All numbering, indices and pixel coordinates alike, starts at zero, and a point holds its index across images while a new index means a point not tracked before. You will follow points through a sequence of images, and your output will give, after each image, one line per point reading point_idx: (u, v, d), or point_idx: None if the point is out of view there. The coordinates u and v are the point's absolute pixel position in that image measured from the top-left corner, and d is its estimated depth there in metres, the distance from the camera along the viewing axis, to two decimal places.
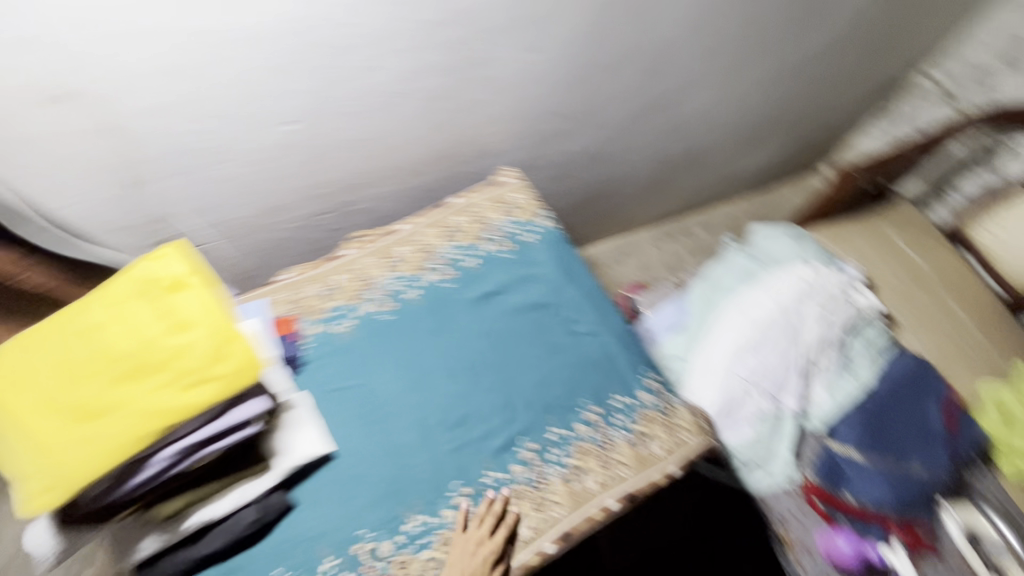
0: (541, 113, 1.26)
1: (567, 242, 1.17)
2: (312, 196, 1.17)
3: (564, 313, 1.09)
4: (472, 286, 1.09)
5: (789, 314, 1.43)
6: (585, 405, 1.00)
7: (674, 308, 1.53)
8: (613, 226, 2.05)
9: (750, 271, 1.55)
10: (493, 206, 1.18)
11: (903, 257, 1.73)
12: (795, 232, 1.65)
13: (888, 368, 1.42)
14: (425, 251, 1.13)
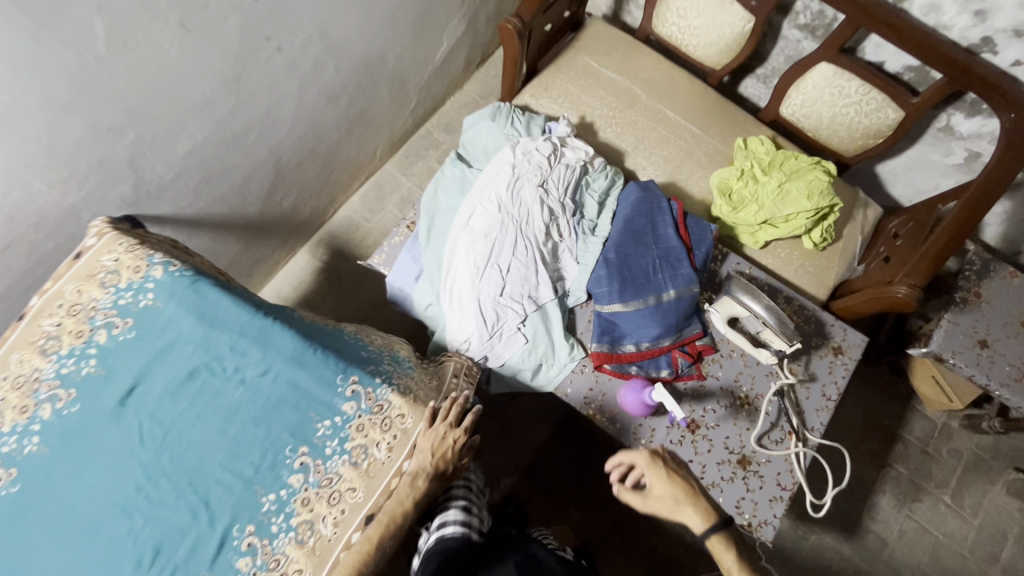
0: (82, 143, 0.96)
1: (194, 279, 0.96)
2: None
3: (226, 365, 0.91)
4: (105, 394, 0.89)
5: (509, 208, 1.34)
6: (289, 452, 0.88)
7: (409, 252, 1.39)
8: (338, 179, 1.81)
9: (465, 176, 1.42)
10: (87, 283, 0.95)
11: (607, 84, 1.67)
12: (496, 109, 1.50)
13: (620, 209, 1.42)
14: (25, 383, 0.89)
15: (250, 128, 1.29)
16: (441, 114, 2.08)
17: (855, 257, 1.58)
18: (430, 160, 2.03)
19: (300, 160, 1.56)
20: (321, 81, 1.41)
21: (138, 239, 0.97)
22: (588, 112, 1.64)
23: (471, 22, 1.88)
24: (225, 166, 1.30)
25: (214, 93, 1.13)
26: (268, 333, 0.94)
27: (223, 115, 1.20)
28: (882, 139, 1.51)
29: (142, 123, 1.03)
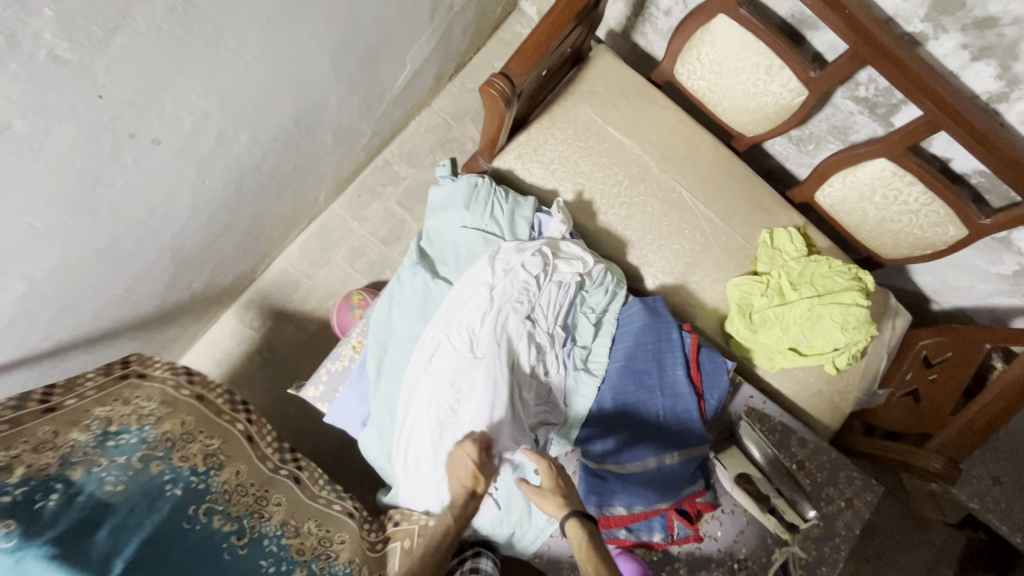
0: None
1: (20, 552, 0.64)
2: None
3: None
4: None
5: (485, 344, 1.05)
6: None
7: (354, 388, 1.10)
8: (269, 236, 1.44)
9: (428, 291, 1.11)
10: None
11: (613, 147, 1.33)
12: (471, 192, 1.16)
13: (622, 336, 1.16)
14: None
15: (128, 235, 0.93)
16: (403, 140, 1.69)
17: (876, 377, 1.38)
18: (388, 199, 1.66)
19: (212, 238, 1.19)
20: (234, 154, 1.03)
21: None
22: (587, 184, 1.31)
23: (444, 35, 1.46)
24: (93, 285, 0.94)
25: (53, 221, 0.77)
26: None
27: (77, 237, 0.83)
28: (930, 252, 1.28)
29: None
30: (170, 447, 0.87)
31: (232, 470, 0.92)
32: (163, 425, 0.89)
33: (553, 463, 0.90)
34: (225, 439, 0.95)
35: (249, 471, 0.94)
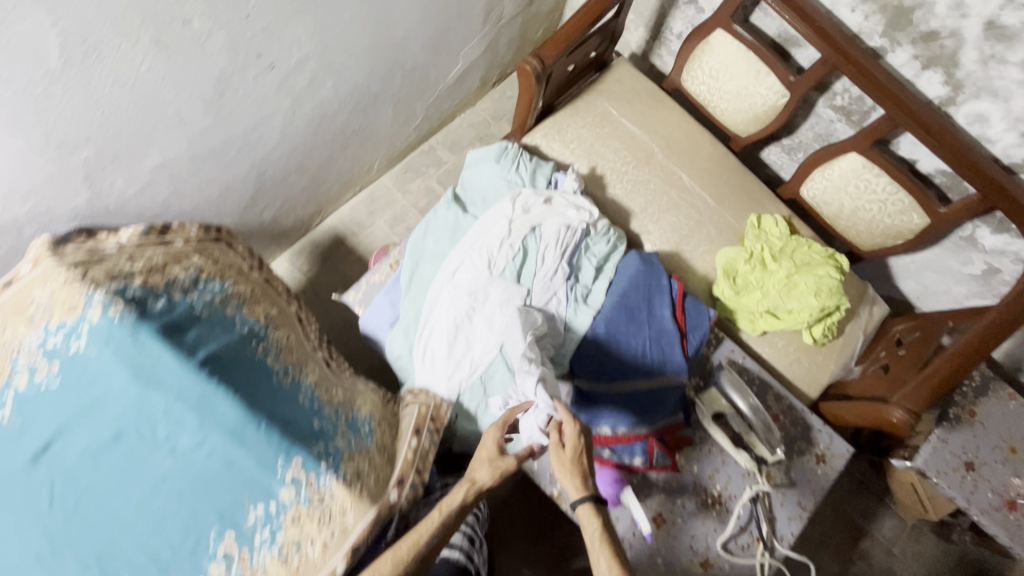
0: (30, 156, 0.86)
1: (136, 327, 0.86)
2: None
3: (157, 431, 0.83)
4: (17, 448, 0.80)
5: (500, 266, 1.26)
6: (212, 539, 0.81)
7: (388, 296, 1.30)
8: (328, 191, 1.71)
9: (457, 222, 1.33)
10: (17, 316, 0.86)
11: (624, 135, 1.57)
12: (502, 150, 1.40)
13: (617, 279, 1.34)
14: None
15: (232, 142, 1.19)
16: (448, 130, 1.97)
17: (853, 356, 1.51)
18: (429, 178, 1.92)
19: (287, 173, 1.45)
20: (319, 97, 1.30)
21: (80, 271, 0.87)
22: (600, 162, 1.54)
23: (492, 42, 1.77)
24: (199, 180, 1.20)
25: (192, 109, 1.03)
26: (211, 400, 0.85)
27: (201, 130, 1.09)
28: (901, 241, 1.44)
29: (102, 136, 0.93)
30: (243, 301, 1.07)
31: (285, 332, 1.11)
32: (238, 284, 1.10)
33: (584, 445, 1.00)
34: (281, 311, 1.16)
35: (297, 336, 1.14)
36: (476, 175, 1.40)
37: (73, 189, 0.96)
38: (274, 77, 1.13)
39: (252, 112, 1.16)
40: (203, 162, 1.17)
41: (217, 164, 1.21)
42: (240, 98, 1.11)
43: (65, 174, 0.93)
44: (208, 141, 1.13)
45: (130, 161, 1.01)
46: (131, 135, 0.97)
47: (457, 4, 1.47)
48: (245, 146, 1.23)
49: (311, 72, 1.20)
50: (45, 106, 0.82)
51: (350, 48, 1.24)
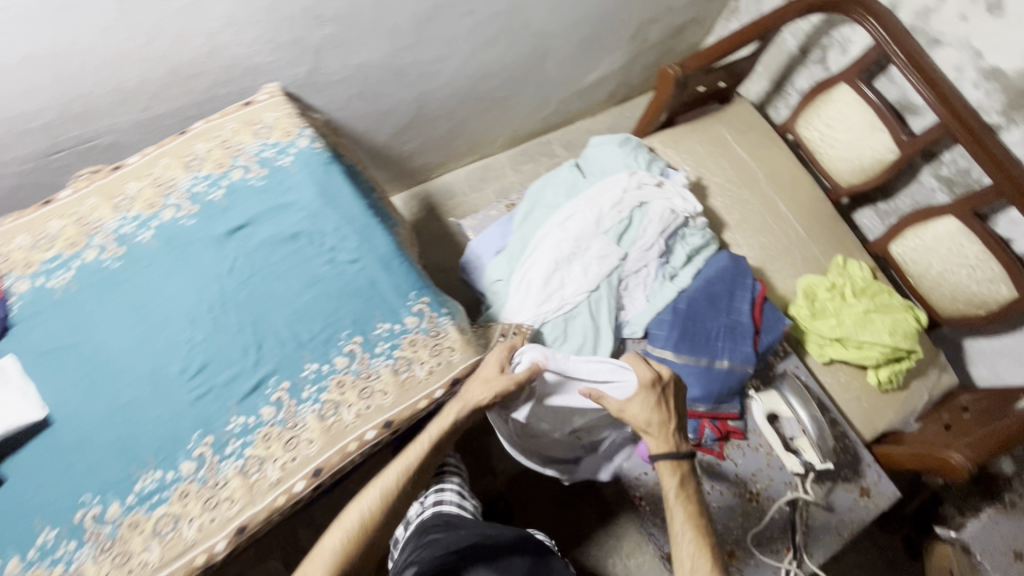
0: (293, 16, 1.10)
1: (328, 162, 1.06)
2: (20, 134, 1.01)
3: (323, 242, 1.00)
4: (219, 220, 0.99)
5: (605, 226, 1.41)
6: (342, 337, 0.95)
7: (500, 229, 1.48)
8: (457, 149, 1.93)
9: (575, 185, 1.50)
10: (245, 129, 1.07)
11: (734, 159, 1.72)
12: (626, 138, 1.58)
13: (705, 270, 1.45)
14: (158, 185, 1.01)
15: (415, 66, 1.42)
16: (567, 131, 2.18)
17: (914, 412, 1.52)
18: (541, 165, 2.12)
19: (437, 116, 1.68)
20: (489, 54, 1.54)
21: (298, 112, 1.09)
22: (706, 175, 1.69)
23: (629, 62, 2.00)
24: (380, 92, 1.43)
25: (405, 24, 1.28)
26: (372, 232, 1.02)
27: (401, 44, 1.33)
28: (982, 312, 1.48)
29: (341, 21, 1.17)
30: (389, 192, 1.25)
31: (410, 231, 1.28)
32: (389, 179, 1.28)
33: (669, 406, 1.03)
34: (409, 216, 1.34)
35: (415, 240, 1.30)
36: (600, 151, 1.58)
37: (300, 56, 1.20)
38: (467, 20, 1.37)
39: (439, 44, 1.39)
40: (389, 75, 1.40)
41: (396, 82, 1.44)
42: (437, 28, 1.34)
43: (304, 41, 1.17)
44: (399, 57, 1.36)
45: (344, 50, 1.25)
46: (357, 27, 1.21)
47: (616, 15, 1.71)
48: (421, 75, 1.47)
49: (493, 27, 1.44)
50: None
51: (528, 18, 1.48)
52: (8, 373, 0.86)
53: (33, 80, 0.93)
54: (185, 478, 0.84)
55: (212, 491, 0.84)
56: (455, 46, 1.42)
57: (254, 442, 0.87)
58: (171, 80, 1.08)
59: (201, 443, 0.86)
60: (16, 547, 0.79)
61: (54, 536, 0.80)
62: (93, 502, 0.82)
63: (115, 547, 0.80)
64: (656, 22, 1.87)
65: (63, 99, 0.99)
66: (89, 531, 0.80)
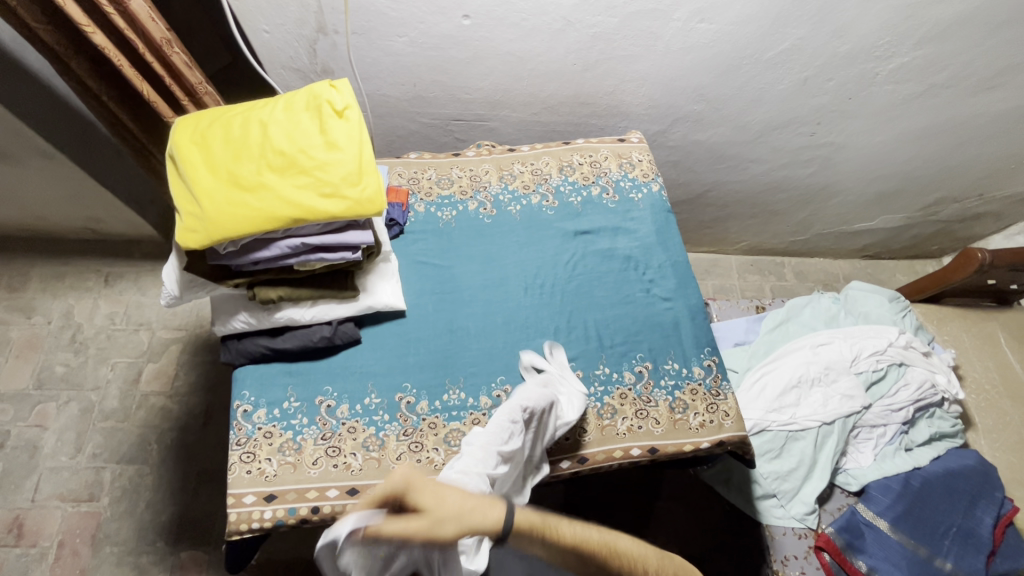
0: (683, 88, 1.26)
1: (669, 211, 1.19)
2: (412, 103, 1.27)
3: (645, 274, 1.11)
4: (567, 221, 1.15)
5: (859, 367, 1.37)
6: (637, 357, 1.03)
7: (747, 324, 1.52)
8: (701, 238, 1.93)
9: (835, 316, 1.50)
10: (614, 158, 1.22)
11: (1002, 360, 1.55)
12: (896, 296, 1.54)
13: (948, 459, 1.34)
14: (474, 180, 1.18)
15: (713, 157, 1.49)
16: (803, 261, 2.09)
17: None
18: (766, 282, 2.04)
19: (712, 205, 1.72)
20: (783, 172, 1.56)
21: (655, 162, 1.23)
22: (966, 369, 1.53)
23: (901, 228, 1.88)
24: (689, 167, 1.53)
25: (754, 124, 1.37)
26: (684, 284, 1.11)
27: (715, 136, 1.41)
28: None
29: (712, 103, 1.30)
30: None
31: None
32: None
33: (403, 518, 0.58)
34: None
35: None
36: (865, 299, 1.54)
37: (632, 117, 1.34)
38: (784, 136, 1.42)
39: (746, 147, 1.46)
40: (686, 156, 1.49)
41: (687, 165, 1.53)
42: (755, 134, 1.41)
43: (643, 106, 1.31)
44: (707, 145, 1.44)
45: (669, 124, 1.37)
46: (690, 109, 1.32)
47: (928, 184, 1.64)
48: (709, 167, 1.54)
49: (803, 149, 1.47)
50: (692, 64, 1.19)
51: (841, 153, 1.48)
52: (392, 265, 1.03)
53: (453, 69, 1.18)
54: (400, 420, 0.94)
55: (416, 447, 0.92)
56: (759, 152, 1.47)
57: (461, 420, 0.95)
58: (532, 103, 1.28)
59: (414, 395, 0.96)
60: (268, 401, 0.94)
61: (296, 406, 0.94)
62: (331, 396, 0.95)
63: (333, 440, 0.91)
64: (956, 204, 1.75)
65: (458, 89, 1.23)
66: (321, 417, 0.93)
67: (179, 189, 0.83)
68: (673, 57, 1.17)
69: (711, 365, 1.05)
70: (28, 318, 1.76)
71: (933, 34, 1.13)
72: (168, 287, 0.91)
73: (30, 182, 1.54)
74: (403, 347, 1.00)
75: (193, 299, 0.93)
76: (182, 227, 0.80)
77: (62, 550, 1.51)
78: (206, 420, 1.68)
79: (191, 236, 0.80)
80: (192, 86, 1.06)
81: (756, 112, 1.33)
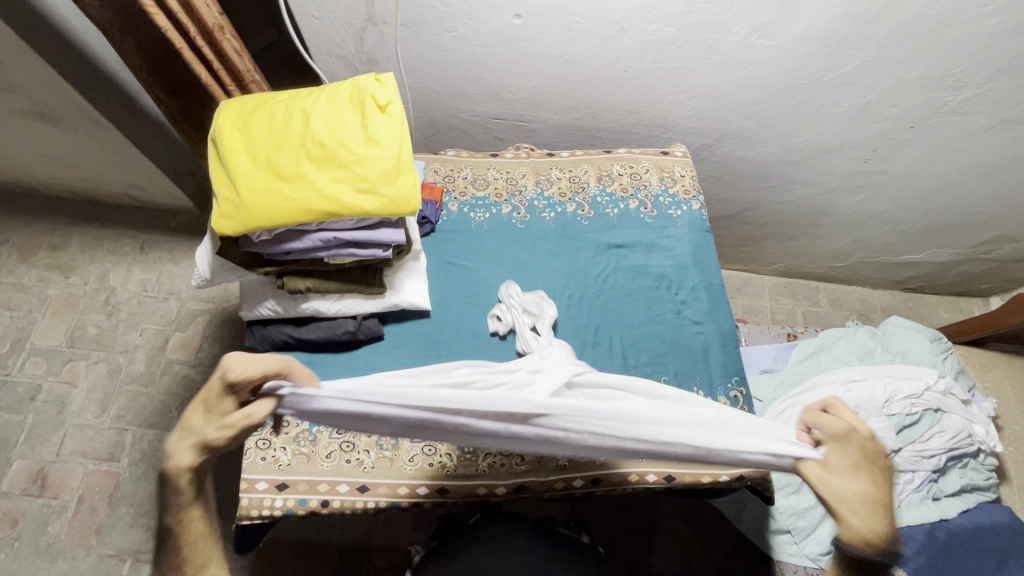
0: (734, 104, 1.21)
1: (708, 231, 1.15)
2: (453, 99, 1.25)
3: (677, 294, 1.08)
4: (602, 233, 1.12)
5: (893, 409, 1.31)
6: (661, 380, 1.00)
7: (776, 352, 1.48)
8: (734, 256, 1.88)
9: (870, 352, 1.44)
10: (655, 171, 1.18)
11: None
12: (938, 337, 1.47)
13: (977, 513, 1.28)
14: (510, 183, 1.16)
15: (757, 176, 1.44)
16: (839, 288, 2.02)
17: None
18: (799, 307, 1.98)
19: (751, 223, 1.66)
20: (831, 196, 1.49)
21: (697, 178, 1.19)
22: (1006, 421, 1.45)
23: (949, 263, 1.79)
24: (732, 183, 1.48)
25: (805, 145, 1.31)
26: (717, 309, 1.08)
27: (762, 154, 1.36)
28: None
29: (762, 120, 1.25)
30: None
31: None
32: None
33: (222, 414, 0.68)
34: None
35: None
36: (904, 337, 1.47)
37: (676, 129, 1.30)
38: (835, 160, 1.35)
39: (792, 168, 1.40)
40: (730, 171, 1.43)
41: (728, 183, 1.48)
42: (804, 156, 1.35)
43: (690, 118, 1.26)
44: (752, 161, 1.39)
45: (714, 137, 1.32)
46: (738, 125, 1.27)
47: (985, 221, 1.55)
48: (752, 185, 1.48)
49: (854, 175, 1.40)
50: (746, 79, 1.14)
51: (894, 183, 1.41)
52: (420, 264, 1.02)
53: (499, 66, 1.15)
54: None
55: (430, 452, 0.92)
56: (807, 173, 1.41)
57: None
58: (576, 108, 1.25)
59: None
60: None
61: None
62: None
63: (347, 435, 0.92)
64: (1012, 244, 1.65)
65: (503, 88, 1.21)
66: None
67: (218, 176, 0.83)
68: (728, 72, 1.13)
69: (738, 396, 1.01)
70: (65, 277, 1.82)
71: (1013, 66, 1.06)
72: (200, 268, 0.92)
73: (78, 146, 1.58)
74: (421, 347, 0.99)
75: (223, 283, 0.94)
76: (218, 213, 0.81)
77: (81, 506, 1.57)
78: None
79: (226, 223, 0.80)
80: (240, 73, 1.08)
81: (809, 132, 1.27)
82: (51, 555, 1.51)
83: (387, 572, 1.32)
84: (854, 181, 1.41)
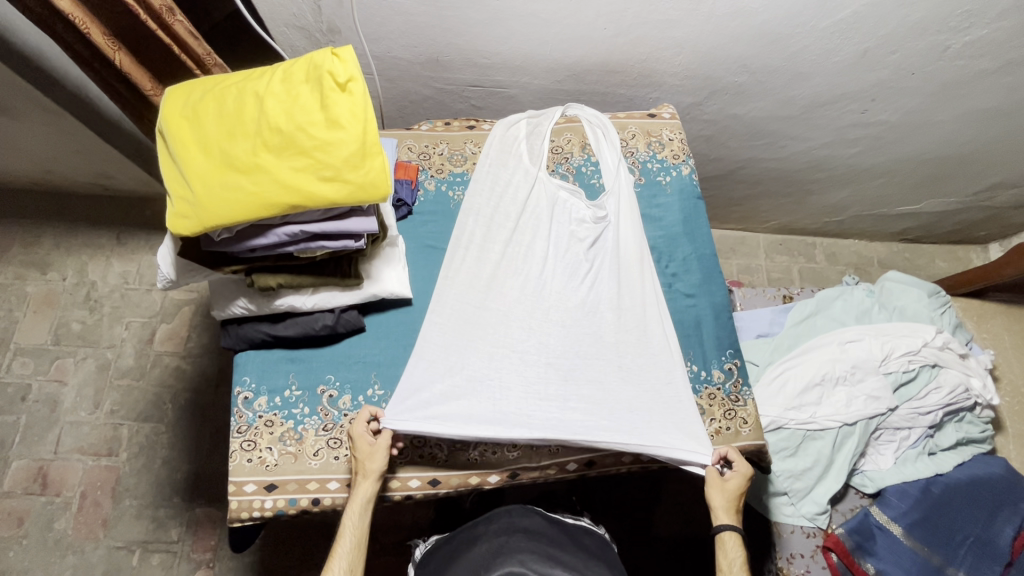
0: (723, 58, 1.13)
1: (700, 197, 1.09)
2: (425, 69, 1.17)
3: (668, 267, 1.04)
4: None
5: (889, 367, 1.29)
6: None
7: (772, 315, 1.45)
8: (729, 216, 1.83)
9: (867, 311, 1.41)
10: (642, 137, 1.12)
11: None
12: (937, 291, 1.44)
13: (972, 465, 1.29)
14: None
15: (750, 133, 1.37)
16: (836, 242, 1.98)
17: None
18: (796, 264, 1.94)
19: (745, 182, 1.60)
20: (830, 150, 1.43)
21: (687, 140, 1.13)
22: (1004, 371, 1.44)
23: (949, 212, 1.75)
24: (723, 142, 1.41)
25: (799, 98, 1.24)
26: (711, 279, 1.04)
27: (756, 109, 1.29)
28: None
29: (754, 74, 1.17)
30: None
31: None
32: None
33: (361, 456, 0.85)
34: None
35: None
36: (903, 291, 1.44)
37: (662, 89, 1.23)
38: (831, 112, 1.29)
39: (786, 123, 1.33)
40: (722, 128, 1.36)
41: (720, 142, 1.41)
42: (798, 110, 1.29)
43: (677, 76, 1.19)
44: (744, 118, 1.32)
45: (703, 94, 1.25)
46: (728, 81, 1.20)
47: (986, 168, 1.50)
48: (746, 142, 1.41)
49: (851, 127, 1.34)
50: (734, 32, 1.07)
51: (893, 133, 1.35)
52: (397, 251, 0.97)
53: (471, 30, 1.07)
54: None
55: (419, 443, 0.90)
56: (803, 128, 1.35)
57: None
58: (557, 72, 1.18)
59: None
60: (269, 389, 0.91)
61: (298, 394, 0.91)
62: (333, 385, 0.92)
63: (334, 432, 0.89)
64: (1015, 190, 1.60)
65: (477, 55, 1.13)
66: (322, 407, 0.91)
67: (171, 172, 0.78)
68: (715, 24, 1.05)
69: (732, 368, 0.99)
70: (42, 272, 1.77)
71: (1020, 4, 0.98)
72: (163, 268, 0.87)
73: (35, 136, 1.50)
74: (404, 336, 0.96)
75: (190, 282, 0.89)
76: (174, 213, 0.76)
77: (84, 501, 1.57)
78: (217, 381, 1.69)
79: (184, 222, 0.76)
80: (199, 57, 1.01)
81: (803, 85, 1.20)
82: (60, 550, 1.53)
83: (392, 549, 1.33)
84: (851, 133, 1.35)
